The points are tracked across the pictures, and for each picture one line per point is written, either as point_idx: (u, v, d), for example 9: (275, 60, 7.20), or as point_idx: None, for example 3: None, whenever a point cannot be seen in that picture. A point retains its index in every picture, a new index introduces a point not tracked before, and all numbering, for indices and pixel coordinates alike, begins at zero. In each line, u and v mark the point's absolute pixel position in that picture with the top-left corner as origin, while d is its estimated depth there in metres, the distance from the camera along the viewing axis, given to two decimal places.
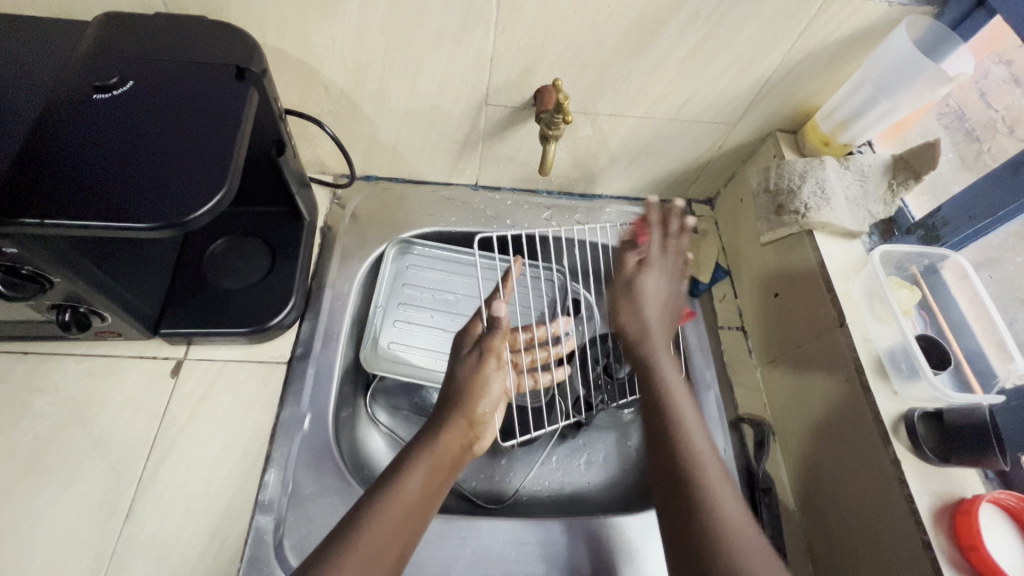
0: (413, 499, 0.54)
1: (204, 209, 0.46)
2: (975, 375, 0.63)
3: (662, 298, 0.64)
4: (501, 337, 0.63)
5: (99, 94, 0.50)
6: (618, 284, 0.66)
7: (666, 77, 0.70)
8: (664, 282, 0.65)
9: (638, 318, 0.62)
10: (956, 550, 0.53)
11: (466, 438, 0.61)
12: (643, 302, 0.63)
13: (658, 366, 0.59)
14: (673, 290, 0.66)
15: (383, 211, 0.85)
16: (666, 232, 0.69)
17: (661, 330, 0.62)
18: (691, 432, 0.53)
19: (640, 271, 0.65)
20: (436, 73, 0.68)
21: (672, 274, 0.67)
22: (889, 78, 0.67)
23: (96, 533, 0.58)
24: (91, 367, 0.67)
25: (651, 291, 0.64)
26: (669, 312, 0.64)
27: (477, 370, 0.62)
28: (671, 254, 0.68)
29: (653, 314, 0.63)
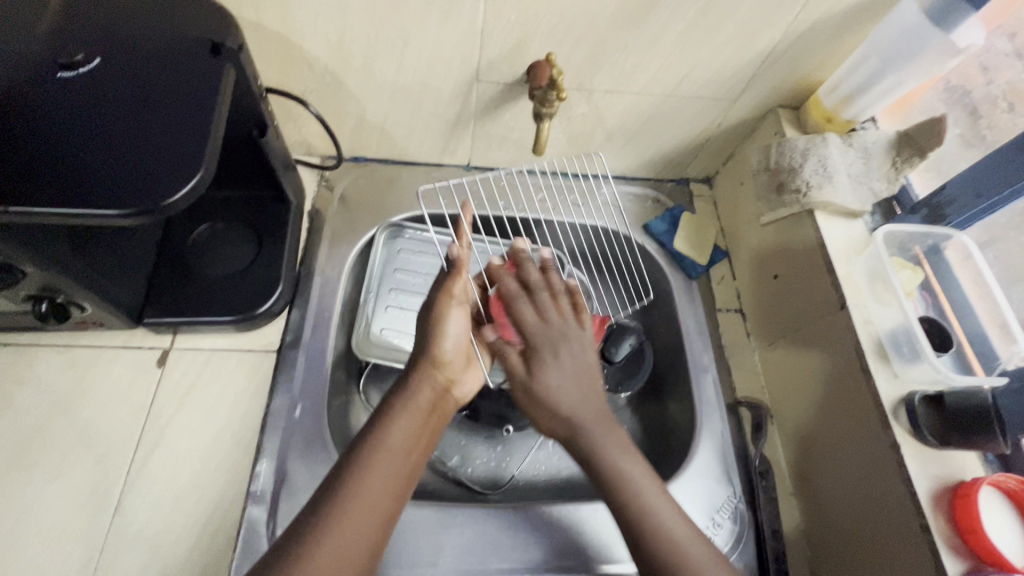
0: (397, 455, 0.54)
1: (180, 194, 0.44)
2: (977, 357, 0.61)
3: (574, 378, 0.58)
4: (460, 279, 0.59)
5: (63, 72, 0.47)
6: (519, 384, 0.58)
7: (664, 51, 0.67)
8: (565, 359, 0.58)
9: (562, 403, 0.56)
10: (954, 533, 0.52)
11: (437, 385, 0.60)
12: (561, 406, 0.56)
13: (602, 449, 0.55)
14: (585, 364, 0.59)
15: (373, 193, 0.83)
16: (535, 295, 0.60)
17: (591, 408, 0.57)
18: (637, 484, 0.54)
19: (535, 372, 0.57)
20: (424, 47, 0.65)
21: (586, 344, 0.60)
22: (897, 49, 0.64)
23: (85, 526, 0.57)
24: (74, 358, 0.65)
25: (568, 367, 0.58)
26: (591, 385, 0.58)
27: (438, 312, 0.60)
28: (576, 326, 0.60)
29: (574, 403, 0.57)
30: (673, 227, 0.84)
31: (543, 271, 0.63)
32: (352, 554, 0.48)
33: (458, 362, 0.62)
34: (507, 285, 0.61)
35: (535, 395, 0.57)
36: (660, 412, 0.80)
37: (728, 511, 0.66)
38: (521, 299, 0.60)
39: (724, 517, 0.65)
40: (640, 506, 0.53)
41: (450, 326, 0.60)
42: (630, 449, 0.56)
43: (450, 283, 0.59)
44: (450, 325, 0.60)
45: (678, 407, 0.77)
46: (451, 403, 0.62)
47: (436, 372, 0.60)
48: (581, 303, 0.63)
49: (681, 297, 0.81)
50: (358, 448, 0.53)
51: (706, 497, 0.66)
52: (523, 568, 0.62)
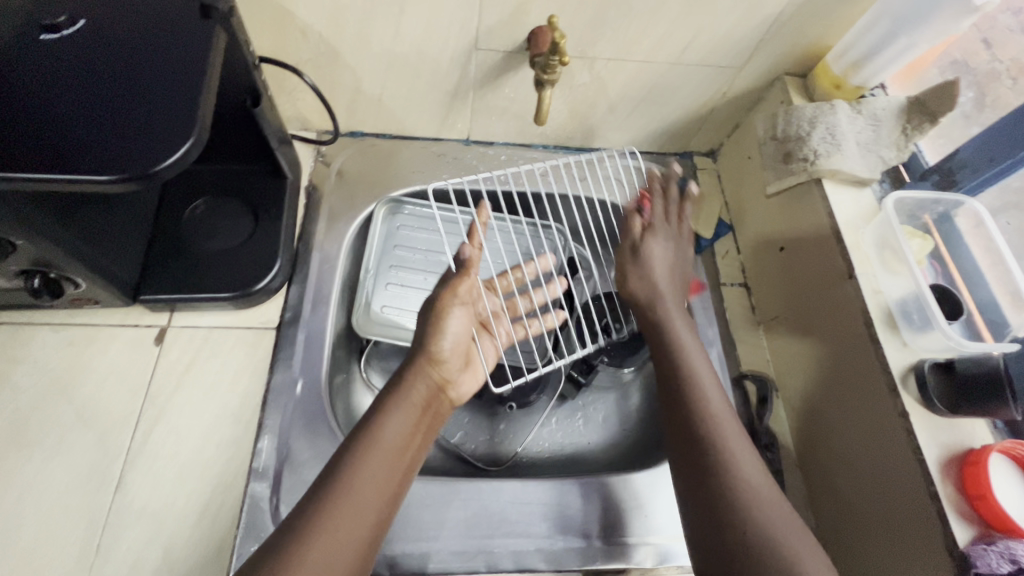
0: (392, 455, 0.52)
1: (172, 159, 0.42)
2: (987, 325, 0.60)
3: (670, 266, 0.64)
4: (468, 277, 0.58)
5: (46, 35, 0.45)
6: (626, 252, 0.65)
7: (669, 16, 0.65)
8: (670, 247, 0.65)
9: (651, 274, 0.63)
10: (963, 500, 0.52)
11: (432, 383, 0.58)
12: (645, 283, 0.63)
13: (672, 328, 0.60)
14: (678, 258, 0.66)
15: (371, 168, 0.81)
16: (666, 202, 0.68)
17: (673, 286, 0.63)
18: (708, 395, 0.56)
19: (644, 237, 0.65)
20: (421, 13, 0.63)
21: (682, 248, 0.67)
22: (909, 10, 0.62)
23: (87, 503, 0.57)
24: (70, 336, 0.64)
25: (670, 253, 0.64)
26: (678, 275, 0.65)
27: (436, 311, 0.58)
28: (676, 223, 0.67)
29: (665, 283, 0.63)
30: None
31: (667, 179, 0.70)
32: (344, 561, 0.45)
33: (456, 360, 0.61)
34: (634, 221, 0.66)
35: (630, 250, 0.65)
36: None
37: None
38: (658, 197, 0.68)
39: None
40: (693, 380, 0.57)
41: (454, 323, 0.59)
42: (699, 346, 0.60)
43: (457, 282, 0.58)
44: (450, 323, 0.59)
45: None
46: (448, 403, 0.60)
47: (433, 370, 0.58)
48: (689, 230, 0.69)
49: (685, 272, 0.80)
50: (350, 446, 0.51)
51: None
52: (529, 541, 0.62)
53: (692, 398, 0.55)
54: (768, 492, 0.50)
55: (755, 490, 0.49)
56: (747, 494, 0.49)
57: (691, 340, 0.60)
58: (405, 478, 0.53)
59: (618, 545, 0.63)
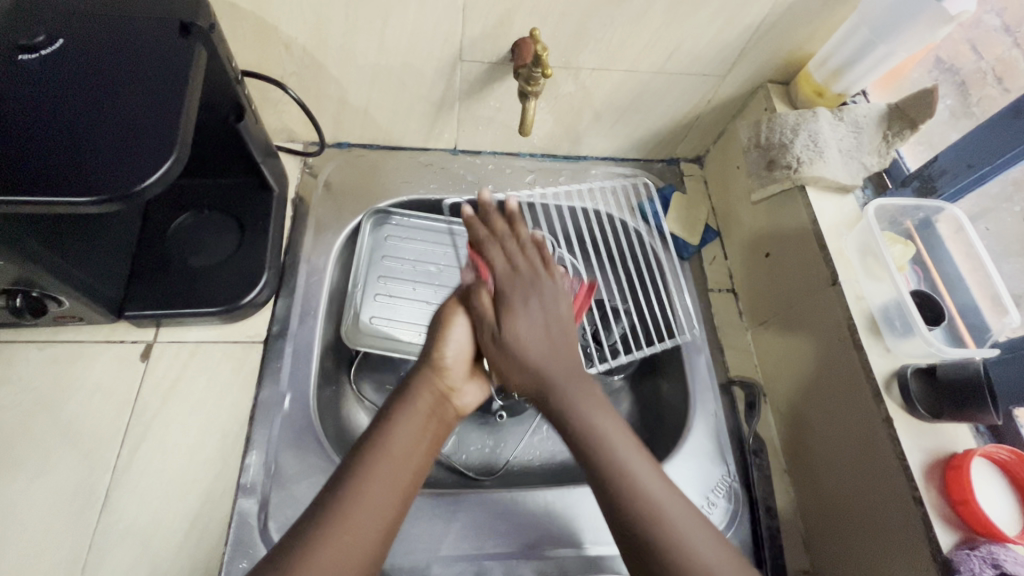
0: (401, 464, 0.52)
1: (153, 178, 0.42)
2: (969, 330, 0.62)
3: (543, 326, 0.57)
4: (484, 280, 0.61)
5: (24, 55, 0.45)
6: (486, 337, 0.58)
7: (651, 26, 0.65)
8: (535, 309, 0.57)
9: (528, 355, 0.55)
10: (946, 504, 0.52)
11: (438, 390, 0.58)
12: (520, 347, 0.56)
13: (572, 405, 0.53)
14: (556, 309, 0.58)
15: (358, 180, 0.81)
16: (501, 241, 0.62)
17: (548, 355, 0.56)
18: (623, 454, 0.51)
19: (502, 320, 0.57)
20: (405, 26, 0.63)
21: (557, 295, 0.59)
22: (887, 19, 0.63)
23: (72, 523, 0.56)
24: (55, 353, 0.64)
25: (536, 313, 0.57)
26: (562, 326, 0.58)
27: (444, 314, 0.60)
28: (534, 267, 0.60)
29: (542, 354, 0.55)
30: (663, 208, 0.84)
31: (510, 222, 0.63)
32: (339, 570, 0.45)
33: (461, 369, 0.61)
34: (473, 224, 0.63)
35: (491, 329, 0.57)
36: (652, 393, 0.80)
37: (722, 490, 0.66)
38: (492, 244, 0.61)
39: (718, 496, 0.66)
40: (604, 443, 0.51)
41: (461, 330, 0.60)
42: (626, 431, 0.52)
43: (471, 285, 0.61)
44: (455, 329, 0.60)
45: (671, 389, 0.77)
46: (452, 413, 0.60)
47: (436, 379, 0.59)
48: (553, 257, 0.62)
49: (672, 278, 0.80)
50: (355, 454, 0.52)
51: (699, 476, 0.67)
52: (520, 551, 0.62)
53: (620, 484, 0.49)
54: (705, 544, 0.47)
55: (677, 539, 0.47)
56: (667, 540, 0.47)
57: (593, 395, 0.54)
58: (414, 486, 0.52)
59: (607, 555, 0.63)
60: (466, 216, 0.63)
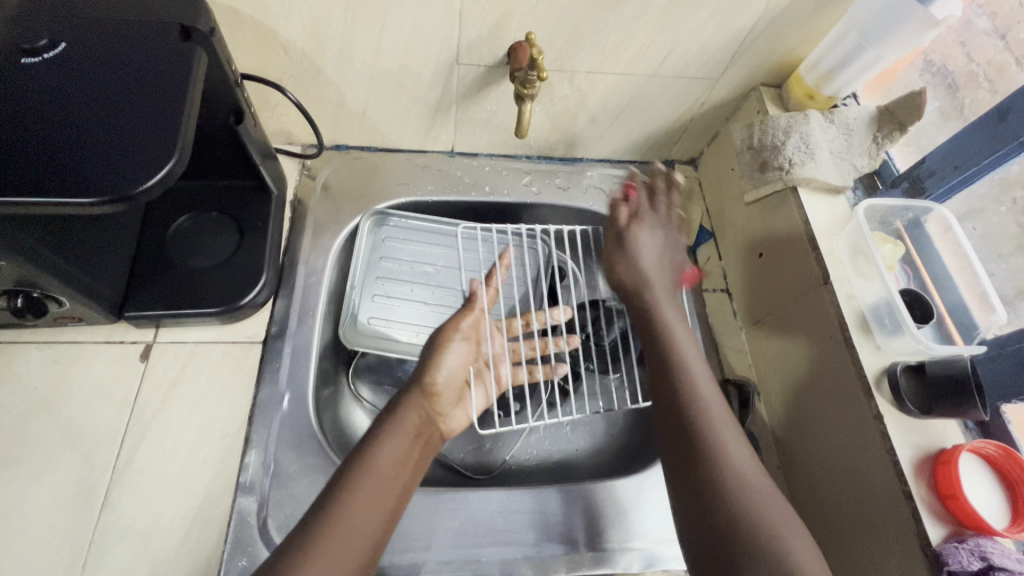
0: (388, 477, 0.53)
1: (154, 180, 0.43)
2: (956, 328, 0.63)
3: (659, 254, 0.65)
4: (469, 309, 0.65)
5: (26, 59, 0.46)
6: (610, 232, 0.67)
7: (645, 29, 0.66)
8: (659, 238, 0.66)
9: (641, 263, 0.64)
10: (935, 499, 0.53)
11: (427, 413, 0.61)
12: (637, 271, 0.64)
13: (677, 350, 0.58)
14: (667, 253, 0.67)
15: (356, 181, 0.82)
16: (653, 214, 0.68)
17: (658, 269, 0.64)
18: (701, 386, 0.56)
19: (630, 228, 0.66)
20: (402, 29, 0.64)
21: (672, 241, 0.68)
22: (875, 24, 0.65)
23: (72, 522, 0.56)
24: (54, 354, 0.64)
25: (658, 237, 0.66)
26: (665, 265, 0.66)
27: (435, 344, 0.64)
28: (663, 220, 0.68)
29: (649, 262, 0.64)
30: None
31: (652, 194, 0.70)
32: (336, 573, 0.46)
33: (450, 394, 0.64)
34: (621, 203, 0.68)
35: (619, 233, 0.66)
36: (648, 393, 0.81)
37: None
38: (643, 215, 0.67)
39: None
40: (680, 366, 0.57)
41: (452, 355, 0.64)
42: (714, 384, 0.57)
43: (462, 313, 0.65)
44: (448, 355, 0.64)
45: None
46: (438, 435, 0.62)
47: (427, 400, 0.61)
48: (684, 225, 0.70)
49: None
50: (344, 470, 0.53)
51: None
52: (516, 548, 0.62)
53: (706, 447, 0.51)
54: (758, 479, 0.50)
55: (745, 482, 0.49)
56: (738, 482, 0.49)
57: (675, 314, 0.62)
58: (399, 502, 0.53)
59: (603, 551, 0.63)
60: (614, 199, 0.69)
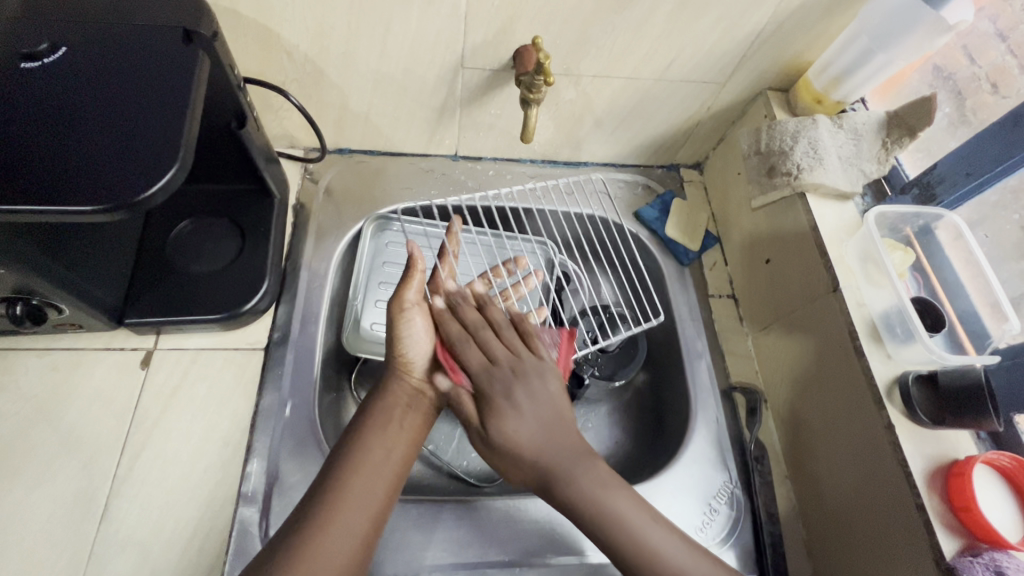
0: (376, 471, 0.54)
1: (156, 186, 0.42)
2: (969, 337, 0.62)
3: (542, 424, 0.55)
4: (415, 276, 0.61)
5: (27, 62, 0.45)
6: (477, 431, 0.57)
7: (652, 33, 0.66)
8: (524, 396, 0.55)
9: (518, 444, 0.54)
10: (948, 511, 0.53)
11: (408, 387, 0.61)
12: (512, 443, 0.54)
13: (574, 481, 0.53)
14: (552, 394, 0.56)
15: (359, 185, 0.81)
16: (458, 316, 0.60)
17: (551, 432, 0.55)
18: (623, 512, 0.52)
19: (489, 416, 0.55)
20: (407, 33, 0.63)
21: (546, 373, 0.57)
22: (885, 27, 0.64)
23: (70, 533, 0.56)
24: (54, 361, 0.63)
25: (528, 409, 0.55)
26: (562, 419, 0.55)
27: (395, 317, 0.60)
28: (531, 359, 0.57)
29: (540, 437, 0.54)
30: (663, 213, 0.84)
31: (481, 309, 0.61)
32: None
33: (430, 362, 0.62)
34: (494, 309, 0.61)
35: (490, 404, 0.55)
36: (653, 399, 0.80)
37: (724, 496, 0.66)
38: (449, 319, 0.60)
39: (720, 503, 0.66)
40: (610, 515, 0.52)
41: (416, 330, 0.61)
42: (611, 476, 0.54)
43: (406, 282, 0.61)
44: (411, 325, 0.61)
45: (672, 395, 0.77)
46: (432, 403, 0.62)
47: (408, 374, 0.61)
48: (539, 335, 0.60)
49: (672, 284, 0.80)
50: (334, 456, 0.55)
51: (701, 483, 0.66)
52: (522, 559, 0.61)
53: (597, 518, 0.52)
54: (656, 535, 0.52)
55: (653, 546, 0.51)
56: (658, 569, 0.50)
57: (532, 433, 0.54)
58: (399, 473, 0.55)
59: (610, 561, 0.63)
60: (414, 261, 0.61)
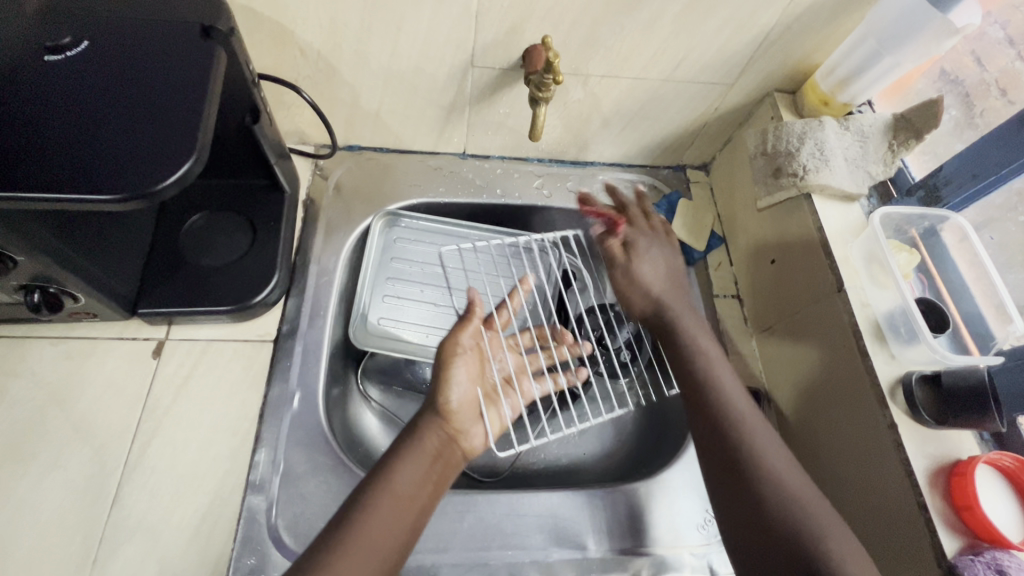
0: (404, 506, 0.52)
1: (172, 178, 0.43)
2: (973, 338, 0.62)
3: (665, 279, 0.68)
4: (473, 321, 0.61)
5: (50, 55, 0.46)
6: (618, 267, 0.69)
7: (661, 33, 0.66)
8: (655, 252, 0.69)
9: (648, 287, 0.67)
10: (951, 512, 0.53)
11: (447, 432, 0.58)
12: (642, 283, 0.67)
13: (701, 347, 0.62)
14: (674, 260, 0.70)
15: (368, 182, 0.82)
16: (632, 216, 0.73)
17: (670, 288, 0.67)
18: (732, 399, 0.58)
19: (631, 257, 0.68)
20: (418, 32, 0.64)
21: (669, 248, 0.71)
22: (892, 31, 0.64)
23: (82, 518, 0.57)
24: (68, 350, 0.64)
25: (658, 260, 0.69)
26: (678, 277, 0.69)
27: (448, 350, 0.60)
28: (657, 230, 0.72)
29: (655, 283, 0.67)
30: (669, 213, 0.84)
31: (611, 194, 0.76)
32: None
33: (467, 412, 0.60)
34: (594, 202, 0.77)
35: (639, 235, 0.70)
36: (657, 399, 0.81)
37: None
38: (462, 358, 0.61)
39: None
40: (712, 383, 0.59)
41: (460, 372, 0.60)
42: (725, 360, 0.62)
43: (463, 327, 0.61)
44: (457, 371, 0.60)
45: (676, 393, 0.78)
46: (460, 455, 0.59)
47: (446, 420, 0.59)
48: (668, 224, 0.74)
49: None
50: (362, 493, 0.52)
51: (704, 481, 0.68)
52: (525, 553, 0.62)
53: (723, 424, 0.56)
54: (784, 467, 0.53)
55: (785, 481, 0.52)
56: (747, 445, 0.55)
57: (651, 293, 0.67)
58: (416, 528, 0.53)
59: (612, 556, 0.63)
60: (473, 308, 0.61)
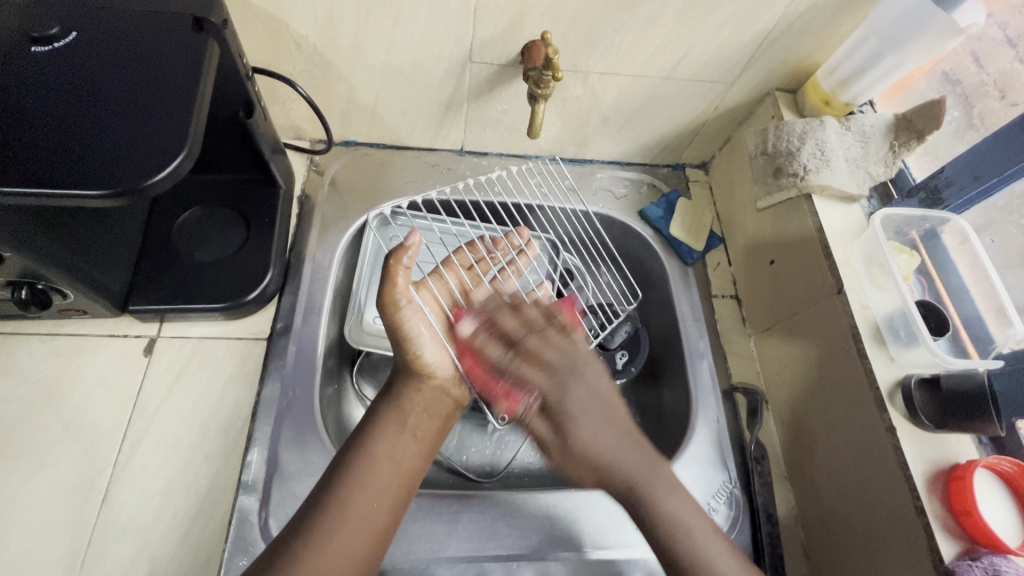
0: (379, 487, 0.55)
1: (162, 173, 0.42)
2: (972, 342, 0.62)
3: (597, 401, 0.60)
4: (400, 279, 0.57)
5: (37, 46, 0.45)
6: (554, 447, 0.60)
7: (662, 30, 0.65)
8: (582, 385, 0.60)
9: (593, 449, 0.58)
10: (949, 516, 0.52)
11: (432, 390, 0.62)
12: (591, 455, 0.58)
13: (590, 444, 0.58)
14: (600, 388, 0.61)
15: (364, 178, 0.81)
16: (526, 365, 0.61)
17: (602, 431, 0.59)
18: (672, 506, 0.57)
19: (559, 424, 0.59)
20: (415, 26, 0.63)
21: (580, 364, 0.60)
22: (895, 30, 0.64)
23: (71, 517, 0.56)
24: (58, 346, 0.63)
25: (588, 392, 0.60)
26: (609, 409, 0.60)
27: (393, 320, 0.59)
28: (566, 346, 0.61)
29: (598, 429, 0.59)
30: (668, 213, 0.84)
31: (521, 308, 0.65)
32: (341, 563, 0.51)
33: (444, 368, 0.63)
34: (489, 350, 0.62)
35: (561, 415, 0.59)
36: (654, 400, 0.80)
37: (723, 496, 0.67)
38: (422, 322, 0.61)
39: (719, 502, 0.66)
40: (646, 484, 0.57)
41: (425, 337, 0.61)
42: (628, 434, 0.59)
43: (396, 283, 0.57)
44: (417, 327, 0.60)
45: (673, 394, 0.77)
46: (451, 403, 0.64)
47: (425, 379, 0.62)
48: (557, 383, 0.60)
49: (674, 282, 0.80)
50: None
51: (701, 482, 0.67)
52: (519, 554, 0.61)
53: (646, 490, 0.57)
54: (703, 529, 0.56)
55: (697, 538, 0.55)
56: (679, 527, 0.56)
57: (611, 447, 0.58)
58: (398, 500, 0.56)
59: (610, 559, 0.63)
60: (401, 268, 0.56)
